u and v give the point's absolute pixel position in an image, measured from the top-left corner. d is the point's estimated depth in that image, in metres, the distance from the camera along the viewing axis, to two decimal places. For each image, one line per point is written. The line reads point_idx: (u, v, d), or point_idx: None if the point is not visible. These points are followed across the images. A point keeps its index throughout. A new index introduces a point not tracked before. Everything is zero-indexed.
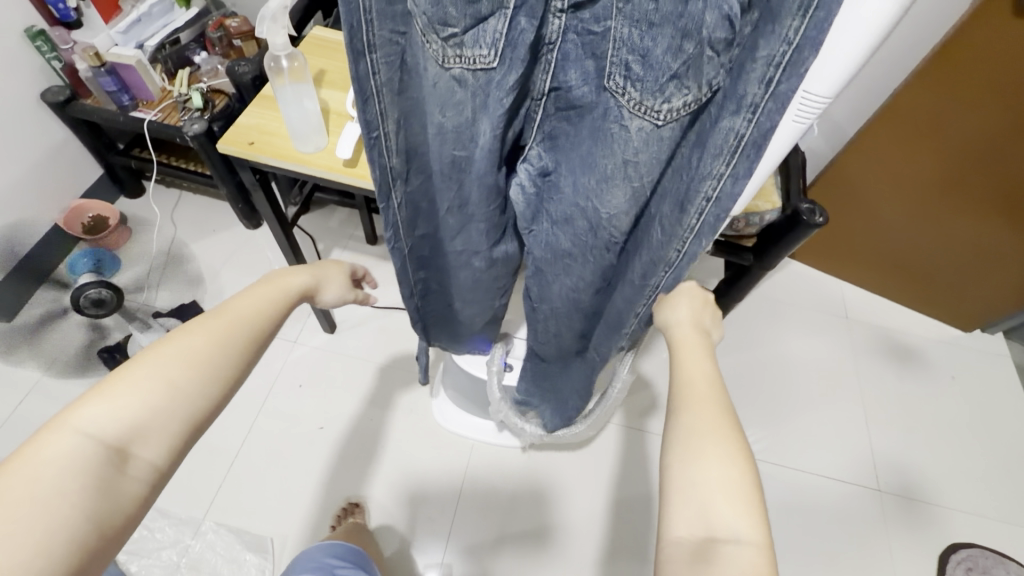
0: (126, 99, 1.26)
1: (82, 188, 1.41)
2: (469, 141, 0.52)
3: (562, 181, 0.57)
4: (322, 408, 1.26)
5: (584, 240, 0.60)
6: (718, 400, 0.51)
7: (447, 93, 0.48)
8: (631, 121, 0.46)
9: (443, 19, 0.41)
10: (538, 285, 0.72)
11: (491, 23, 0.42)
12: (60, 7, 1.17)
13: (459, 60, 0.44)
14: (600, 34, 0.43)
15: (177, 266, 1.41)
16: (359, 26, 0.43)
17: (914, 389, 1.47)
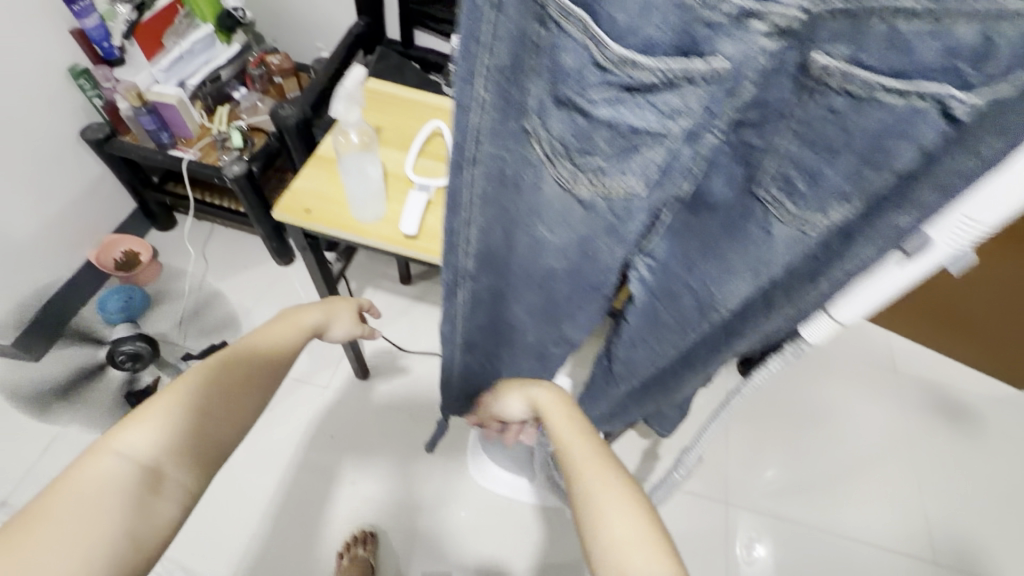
0: (165, 136, 1.23)
1: (115, 223, 1.38)
2: (585, 258, 0.43)
3: (678, 275, 0.44)
4: (354, 462, 1.21)
5: (688, 319, 0.48)
6: (601, 453, 0.48)
7: (562, 208, 0.39)
8: (777, 227, 0.36)
9: (584, 147, 0.33)
10: (624, 356, 0.57)
11: (645, 153, 0.32)
12: (105, 45, 1.15)
13: (592, 185, 0.35)
14: (761, 149, 0.32)
15: (208, 304, 1.38)
16: (467, 141, 0.36)
17: (969, 451, 1.40)
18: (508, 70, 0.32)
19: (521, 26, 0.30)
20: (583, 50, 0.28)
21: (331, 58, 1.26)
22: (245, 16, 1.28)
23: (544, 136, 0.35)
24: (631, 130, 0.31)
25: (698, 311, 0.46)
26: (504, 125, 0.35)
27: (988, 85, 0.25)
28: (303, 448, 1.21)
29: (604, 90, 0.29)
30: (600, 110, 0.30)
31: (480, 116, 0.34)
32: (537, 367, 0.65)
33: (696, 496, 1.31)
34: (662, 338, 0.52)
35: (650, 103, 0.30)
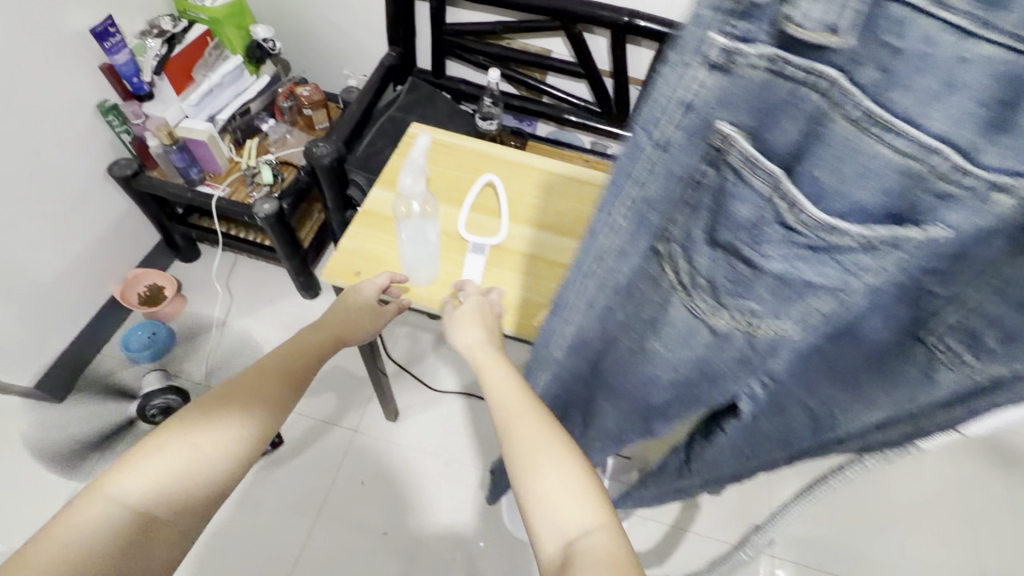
0: (194, 172, 1.20)
1: (140, 256, 1.36)
2: (704, 378, 0.39)
3: (803, 398, 0.40)
4: (385, 512, 1.17)
5: (795, 441, 0.43)
6: (525, 394, 0.52)
7: (683, 332, 0.35)
8: (943, 374, 0.32)
9: (737, 290, 0.29)
10: (708, 463, 0.52)
11: (812, 302, 0.28)
12: (133, 80, 1.12)
13: (737, 320, 0.31)
14: (944, 298, 0.29)
15: (233, 339, 1.34)
16: (587, 254, 0.34)
17: None
18: (656, 202, 0.29)
19: (685, 165, 0.26)
20: (768, 207, 0.24)
21: (363, 92, 1.23)
22: (275, 47, 1.25)
23: (682, 269, 0.31)
24: (805, 284, 0.27)
25: (811, 432, 0.42)
26: (633, 249, 0.32)
27: None
28: (334, 493, 1.18)
29: (784, 247, 0.25)
30: (772, 263, 0.26)
31: (609, 236, 0.32)
32: (608, 450, 0.61)
33: None
34: (757, 451, 0.47)
35: (838, 261, 0.25)
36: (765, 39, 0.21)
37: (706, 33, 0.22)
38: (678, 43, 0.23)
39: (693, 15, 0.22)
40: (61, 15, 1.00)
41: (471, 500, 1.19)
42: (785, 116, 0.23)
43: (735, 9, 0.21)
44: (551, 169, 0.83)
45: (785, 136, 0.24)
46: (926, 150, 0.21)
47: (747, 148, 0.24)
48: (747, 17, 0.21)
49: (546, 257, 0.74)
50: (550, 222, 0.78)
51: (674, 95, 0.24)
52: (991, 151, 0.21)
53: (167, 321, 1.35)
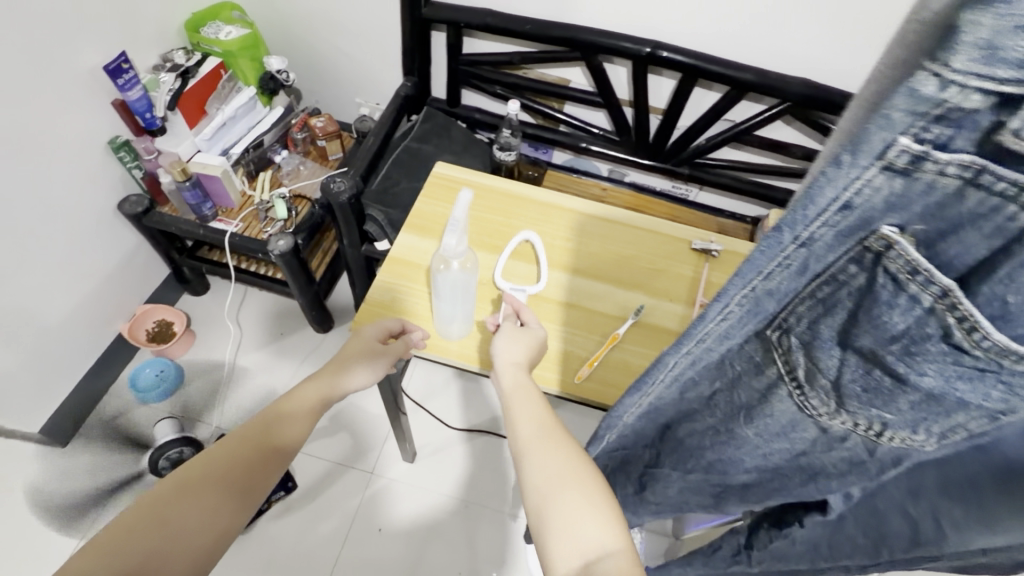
0: (207, 208, 1.17)
1: (148, 291, 1.32)
2: (801, 473, 0.35)
3: (893, 492, 0.38)
4: (404, 558, 1.13)
5: (890, 542, 0.40)
6: (547, 416, 0.51)
7: (788, 424, 0.32)
8: None
9: (868, 397, 0.26)
10: (770, 550, 0.50)
11: (958, 418, 0.25)
12: (147, 116, 1.09)
13: (858, 427, 0.28)
14: None
15: (244, 376, 1.30)
16: (687, 338, 0.32)
17: None
18: (787, 296, 0.26)
19: (828, 264, 0.24)
20: (928, 318, 0.22)
21: (379, 123, 1.20)
22: (289, 79, 1.23)
23: (797, 363, 0.28)
24: (955, 402, 0.24)
25: (910, 536, 0.38)
26: (741, 335, 0.30)
27: None
28: (350, 540, 1.14)
29: (937, 360, 0.23)
30: (920, 379, 0.24)
31: (719, 324, 0.29)
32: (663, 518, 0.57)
33: None
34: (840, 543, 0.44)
35: (1006, 383, 0.22)
36: (962, 146, 0.20)
37: (895, 137, 0.20)
38: (858, 145, 0.21)
39: (880, 116, 0.20)
40: (75, 53, 0.98)
41: (494, 548, 1.14)
42: (974, 230, 0.22)
43: (932, 113, 0.19)
44: (581, 210, 0.80)
45: (971, 245, 0.22)
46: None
47: (916, 256, 0.22)
48: (947, 122, 0.20)
49: (584, 305, 0.71)
50: (585, 266, 0.75)
51: (836, 192, 0.22)
52: None
53: (176, 357, 1.31)
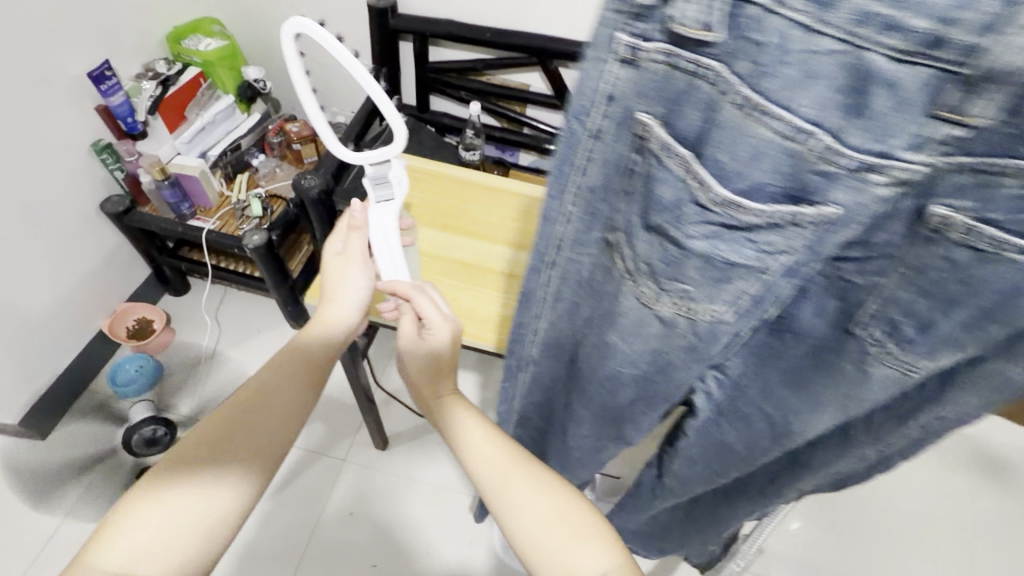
0: (185, 207, 1.23)
1: (129, 290, 1.37)
2: (660, 372, 0.41)
3: (753, 394, 0.42)
4: (375, 542, 1.16)
5: (760, 444, 0.45)
6: (510, 448, 0.57)
7: (638, 322, 0.37)
8: (876, 368, 0.34)
9: (673, 274, 0.32)
10: (678, 469, 0.55)
11: (739, 283, 0.31)
12: (128, 120, 1.16)
13: (676, 306, 0.33)
14: (863, 287, 0.32)
15: (221, 371, 1.34)
16: (547, 246, 0.38)
17: (1006, 509, 1.34)
18: (600, 188, 0.33)
19: (620, 156, 0.31)
20: (681, 186, 0.28)
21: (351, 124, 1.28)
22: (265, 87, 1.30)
23: (626, 256, 0.34)
24: (726, 264, 0.30)
25: (770, 436, 0.44)
26: (585, 236, 0.36)
27: None
28: (322, 523, 1.17)
29: (702, 226, 0.29)
30: (694, 244, 0.29)
31: (565, 227, 0.36)
32: (588, 459, 0.62)
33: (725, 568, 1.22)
34: (724, 458, 0.50)
35: (752, 238, 0.29)
36: (659, 36, 0.26)
37: (614, 32, 0.27)
38: (596, 45, 0.28)
39: (600, 17, 0.27)
40: (60, 62, 1.05)
41: (463, 529, 1.18)
42: (687, 105, 0.27)
43: (633, 12, 0.26)
44: (526, 194, 0.86)
45: (688, 122, 0.28)
46: (799, 132, 0.25)
47: (660, 134, 0.28)
48: (644, 19, 0.26)
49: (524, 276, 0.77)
50: (528, 243, 0.81)
51: (599, 87, 0.29)
52: (858, 135, 0.25)
53: (155, 354, 1.35)
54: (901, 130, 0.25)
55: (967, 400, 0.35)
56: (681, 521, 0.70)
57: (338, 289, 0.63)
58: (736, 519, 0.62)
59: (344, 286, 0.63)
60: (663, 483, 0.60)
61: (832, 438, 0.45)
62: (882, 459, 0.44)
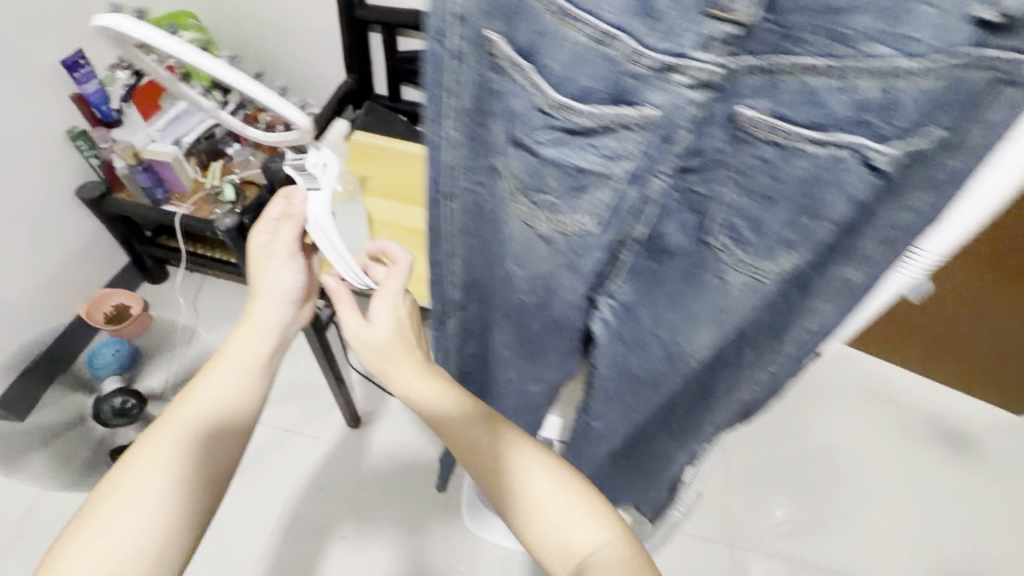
0: (160, 193, 1.27)
1: (108, 275, 1.40)
2: (551, 292, 0.48)
3: (645, 316, 0.48)
4: (346, 515, 1.19)
5: (660, 370, 0.51)
6: (489, 426, 0.56)
7: (526, 244, 0.44)
8: (732, 275, 0.41)
9: (537, 185, 0.39)
10: (600, 405, 0.61)
11: (593, 191, 0.39)
12: (102, 108, 1.19)
13: (550, 221, 0.41)
14: (706, 196, 0.39)
15: (197, 355, 1.37)
16: (440, 177, 0.43)
17: (976, 482, 1.34)
18: (472, 112, 0.38)
19: (479, 75, 0.36)
20: (529, 95, 0.35)
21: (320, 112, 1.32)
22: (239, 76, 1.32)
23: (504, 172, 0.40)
24: (575, 168, 0.37)
25: (667, 360, 0.50)
26: (471, 159, 0.41)
27: (900, 138, 0.33)
28: (295, 499, 1.20)
29: (547, 131, 0.36)
30: (547, 149, 0.37)
31: (451, 152, 0.41)
32: (524, 408, 0.66)
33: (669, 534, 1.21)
34: (636, 389, 0.55)
35: (595, 145, 0.37)
36: None
37: None
38: None
39: None
40: (35, 50, 1.09)
41: (432, 503, 1.22)
42: (523, 19, 0.33)
43: None
44: None
45: (523, 34, 0.34)
46: (606, 36, 0.32)
47: (507, 48, 0.34)
48: None
49: None
50: None
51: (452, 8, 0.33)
52: (654, 38, 0.32)
53: (133, 338, 1.38)
54: (685, 31, 0.32)
55: (819, 304, 0.42)
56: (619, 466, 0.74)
57: (266, 282, 0.63)
58: (663, 454, 0.68)
59: (272, 278, 0.63)
60: (590, 420, 0.64)
61: (723, 361, 0.50)
62: (773, 380, 0.50)
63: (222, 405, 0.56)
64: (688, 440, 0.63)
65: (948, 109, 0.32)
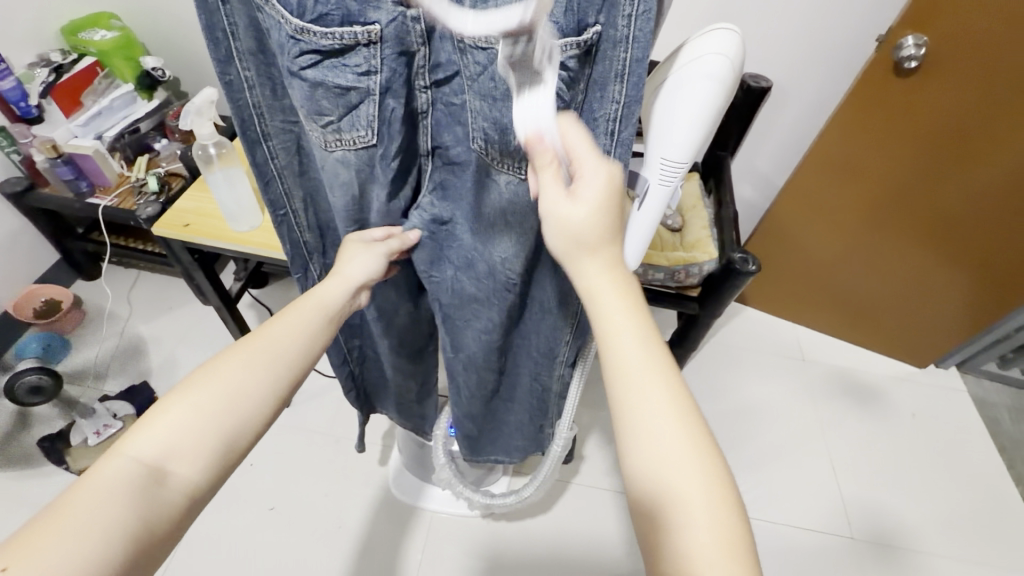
0: (84, 185, 1.29)
1: (38, 273, 1.42)
2: (362, 206, 0.56)
3: (458, 230, 0.59)
4: (273, 488, 1.20)
5: (486, 283, 0.62)
6: (676, 405, 0.42)
7: (336, 171, 0.52)
8: (500, 175, 0.50)
9: (317, 109, 0.45)
10: (450, 334, 0.72)
11: (362, 109, 0.46)
12: (21, 105, 1.23)
13: (339, 142, 0.48)
14: (460, 105, 0.48)
15: (125, 345, 1.39)
16: (251, 118, 0.51)
17: (877, 427, 1.44)
18: (256, 52, 0.46)
19: (251, 16, 0.44)
20: (274, 19, 0.41)
21: None
22: (163, 75, 1.33)
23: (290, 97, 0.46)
24: (338, 87, 0.43)
25: (490, 274, 0.61)
26: (275, 96, 0.50)
27: (563, 33, 0.39)
28: None
29: (304, 55, 0.42)
30: (308, 71, 0.42)
31: (256, 90, 0.49)
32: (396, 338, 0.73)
33: (586, 487, 1.25)
34: (472, 305, 0.66)
35: (346, 64, 0.42)
36: None
37: None
38: None
39: None
40: None
41: (360, 472, 1.24)
42: None
43: None
44: None
45: None
46: None
47: None
48: None
49: None
50: None
51: None
52: None
53: (66, 332, 1.39)
54: None
55: None
56: (502, 399, 0.87)
57: (344, 266, 0.57)
58: (531, 381, 0.80)
59: (349, 265, 0.57)
60: (457, 356, 0.74)
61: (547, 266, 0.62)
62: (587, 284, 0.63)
63: (303, 343, 0.50)
64: (552, 364, 0.75)
65: (591, 5, 0.39)
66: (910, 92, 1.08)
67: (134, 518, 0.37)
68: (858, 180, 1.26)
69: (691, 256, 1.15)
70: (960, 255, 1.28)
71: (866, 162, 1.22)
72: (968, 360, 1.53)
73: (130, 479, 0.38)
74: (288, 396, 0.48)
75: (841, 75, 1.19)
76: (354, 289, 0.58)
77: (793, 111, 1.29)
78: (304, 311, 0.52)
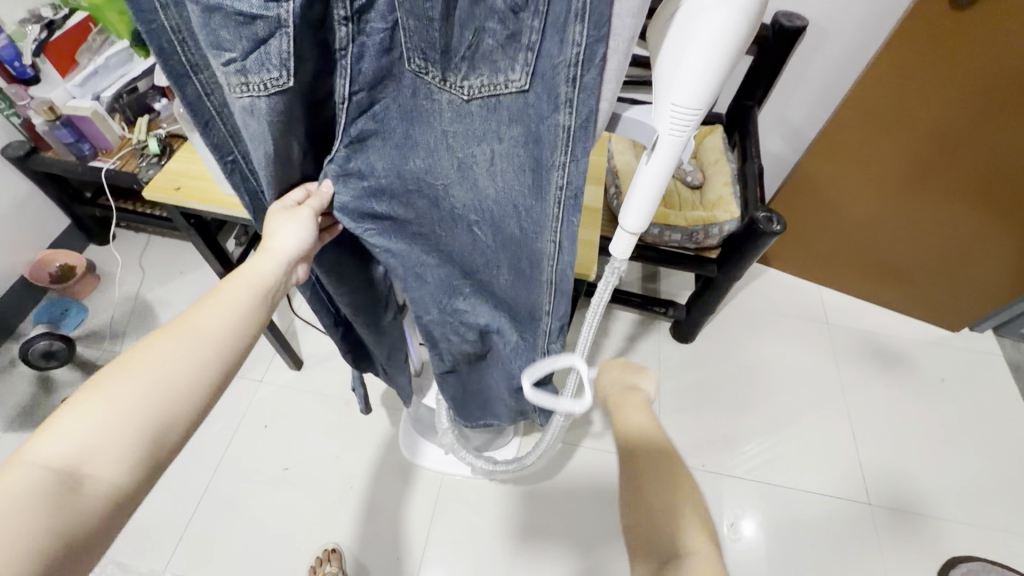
0: (86, 148, 1.26)
1: (50, 239, 1.43)
2: (283, 160, 0.49)
3: (384, 176, 0.53)
4: (287, 449, 1.23)
5: (430, 216, 0.58)
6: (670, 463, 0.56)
7: (245, 121, 0.45)
8: (440, 96, 0.45)
9: (216, 43, 0.39)
10: (404, 281, 0.66)
11: (274, 44, 0.39)
12: (16, 65, 1.19)
13: (244, 87, 0.41)
14: (389, 28, 0.41)
15: (139, 308, 1.40)
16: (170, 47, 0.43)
17: (902, 392, 1.38)
18: None
19: None
20: None
21: None
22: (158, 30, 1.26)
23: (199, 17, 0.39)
24: (239, 15, 0.37)
25: (435, 207, 0.57)
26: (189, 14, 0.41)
27: None
28: (236, 439, 1.23)
29: None
30: None
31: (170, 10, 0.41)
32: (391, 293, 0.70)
33: (593, 450, 1.24)
34: (421, 244, 0.62)
35: None
36: None
37: None
38: None
39: None
40: None
41: (371, 435, 1.25)
42: None
43: None
44: None
45: None
46: None
47: None
48: None
49: None
50: None
51: None
52: None
53: (81, 297, 1.42)
54: None
55: (558, 153, 0.44)
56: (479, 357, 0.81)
57: (273, 240, 0.52)
58: (508, 342, 0.75)
59: (280, 240, 0.51)
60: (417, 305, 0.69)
61: (508, 213, 0.54)
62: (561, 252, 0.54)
63: (235, 328, 0.46)
64: (529, 329, 0.71)
65: None
66: (969, 26, 0.96)
67: (46, 528, 0.34)
68: (902, 124, 1.14)
69: (712, 215, 1.08)
70: (995, 209, 1.19)
71: (904, 108, 1.12)
72: (1007, 324, 1.45)
73: (44, 477, 0.36)
74: (221, 381, 0.45)
75: (888, 10, 1.07)
76: (289, 264, 0.53)
77: (829, 53, 1.17)
78: (239, 291, 0.49)
